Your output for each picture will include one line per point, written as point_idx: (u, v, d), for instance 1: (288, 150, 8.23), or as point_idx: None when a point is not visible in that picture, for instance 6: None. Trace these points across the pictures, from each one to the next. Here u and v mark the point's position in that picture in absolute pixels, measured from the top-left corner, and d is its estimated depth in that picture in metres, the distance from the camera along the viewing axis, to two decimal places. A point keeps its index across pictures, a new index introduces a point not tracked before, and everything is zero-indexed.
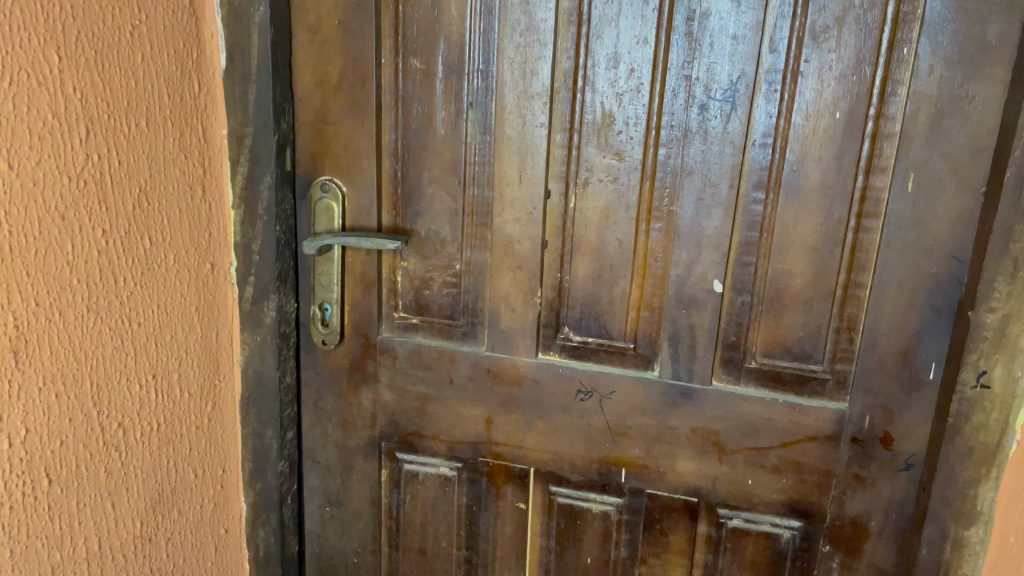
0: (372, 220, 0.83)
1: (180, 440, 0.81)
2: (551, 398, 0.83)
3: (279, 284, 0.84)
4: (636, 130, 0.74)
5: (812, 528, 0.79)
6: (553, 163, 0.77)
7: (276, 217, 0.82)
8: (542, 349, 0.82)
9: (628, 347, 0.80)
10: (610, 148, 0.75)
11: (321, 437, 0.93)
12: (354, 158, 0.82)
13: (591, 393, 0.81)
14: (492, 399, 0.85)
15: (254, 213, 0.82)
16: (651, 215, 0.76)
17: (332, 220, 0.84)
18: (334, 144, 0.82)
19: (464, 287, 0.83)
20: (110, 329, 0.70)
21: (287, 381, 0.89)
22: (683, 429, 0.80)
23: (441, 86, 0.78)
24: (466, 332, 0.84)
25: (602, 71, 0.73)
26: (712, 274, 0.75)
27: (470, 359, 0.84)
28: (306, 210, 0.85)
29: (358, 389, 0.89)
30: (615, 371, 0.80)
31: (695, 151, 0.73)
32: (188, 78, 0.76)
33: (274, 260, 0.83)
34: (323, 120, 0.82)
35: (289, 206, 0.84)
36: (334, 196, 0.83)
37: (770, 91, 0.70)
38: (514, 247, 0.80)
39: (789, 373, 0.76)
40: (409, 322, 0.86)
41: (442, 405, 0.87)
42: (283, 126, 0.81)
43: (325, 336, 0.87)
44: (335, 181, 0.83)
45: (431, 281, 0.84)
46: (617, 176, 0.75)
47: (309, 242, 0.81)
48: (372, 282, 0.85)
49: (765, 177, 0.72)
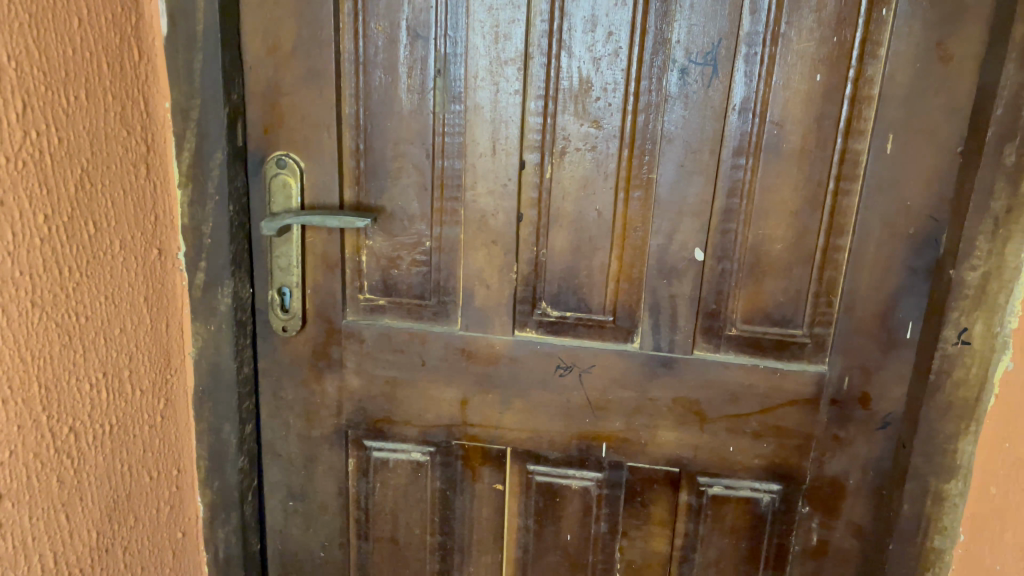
0: (333, 197, 0.78)
1: (134, 441, 0.75)
2: (528, 376, 0.81)
3: (234, 269, 0.79)
4: (615, 97, 0.72)
5: (792, 490, 0.80)
6: (528, 133, 0.74)
7: (229, 197, 0.76)
8: (519, 326, 0.80)
9: (607, 320, 0.78)
10: (588, 115, 0.72)
11: (281, 429, 0.87)
12: (311, 131, 0.77)
13: (571, 367, 0.79)
14: (466, 380, 0.82)
15: (205, 193, 0.76)
16: (630, 183, 0.74)
17: (291, 198, 0.78)
18: (289, 116, 0.76)
19: (435, 265, 0.80)
20: (56, 325, 0.63)
21: (245, 372, 0.83)
22: (665, 400, 0.79)
23: (406, 53, 0.74)
24: (437, 312, 0.81)
25: (578, 35, 0.70)
26: (693, 243, 0.74)
27: (443, 339, 0.81)
28: (261, 188, 0.79)
29: (321, 377, 0.85)
30: (594, 345, 0.79)
31: (675, 116, 0.71)
32: (128, 45, 0.69)
33: (228, 243, 0.78)
34: (276, 89, 0.76)
35: (242, 185, 0.78)
36: (291, 172, 0.77)
37: (748, 56, 0.69)
38: (487, 221, 0.77)
39: (768, 339, 0.76)
40: (375, 304, 0.82)
41: (413, 389, 0.83)
42: (233, 98, 0.75)
43: (286, 323, 0.82)
44: (291, 156, 0.77)
45: (399, 260, 0.80)
46: (595, 144, 0.73)
47: (269, 222, 0.76)
48: (335, 263, 0.80)
49: (746, 142, 0.71)
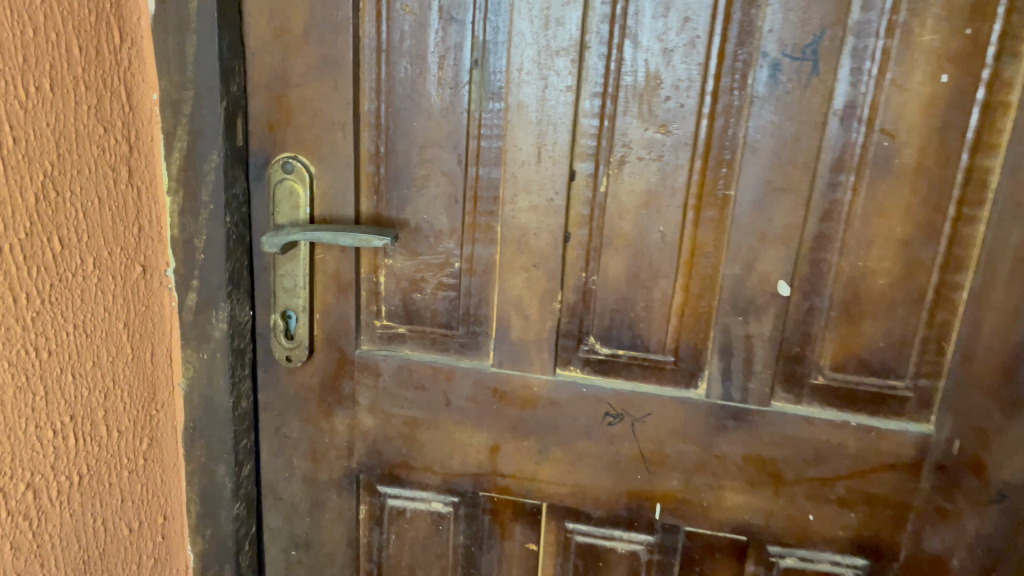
0: (347, 208, 0.67)
1: (109, 490, 0.64)
2: (571, 423, 0.68)
3: (230, 289, 0.67)
4: (688, 97, 0.59)
5: (880, 566, 0.67)
6: (580, 138, 0.62)
7: (225, 206, 0.65)
8: (561, 365, 0.68)
9: (666, 360, 0.66)
10: (654, 118, 0.60)
11: (284, 469, 0.76)
12: (323, 130, 0.65)
13: (622, 415, 0.67)
14: (498, 424, 0.70)
15: (198, 200, 0.65)
16: (701, 201, 0.61)
17: (299, 207, 0.67)
18: (298, 111, 0.65)
19: (465, 290, 0.68)
20: (10, 364, 0.52)
21: (242, 406, 0.72)
22: (734, 457, 0.66)
23: (438, 39, 0.61)
24: (466, 343, 0.69)
25: (647, 20, 0.58)
26: (777, 274, 0.61)
27: (472, 376, 0.69)
28: (264, 195, 0.67)
29: (330, 413, 0.73)
30: (650, 390, 0.67)
31: (762, 122, 0.58)
32: (106, 25, 0.58)
33: (224, 259, 0.66)
34: (283, 80, 0.64)
35: (241, 191, 0.66)
36: (300, 178, 0.66)
37: (856, 51, 0.56)
38: (528, 240, 0.65)
39: (862, 390, 0.63)
40: (395, 332, 0.71)
41: (436, 432, 0.72)
42: (233, 90, 0.63)
43: (290, 351, 0.71)
44: (300, 159, 0.66)
45: (423, 282, 0.68)
46: (661, 153, 0.61)
47: (271, 236, 0.64)
48: (348, 285, 0.69)
49: (847, 156, 0.58)
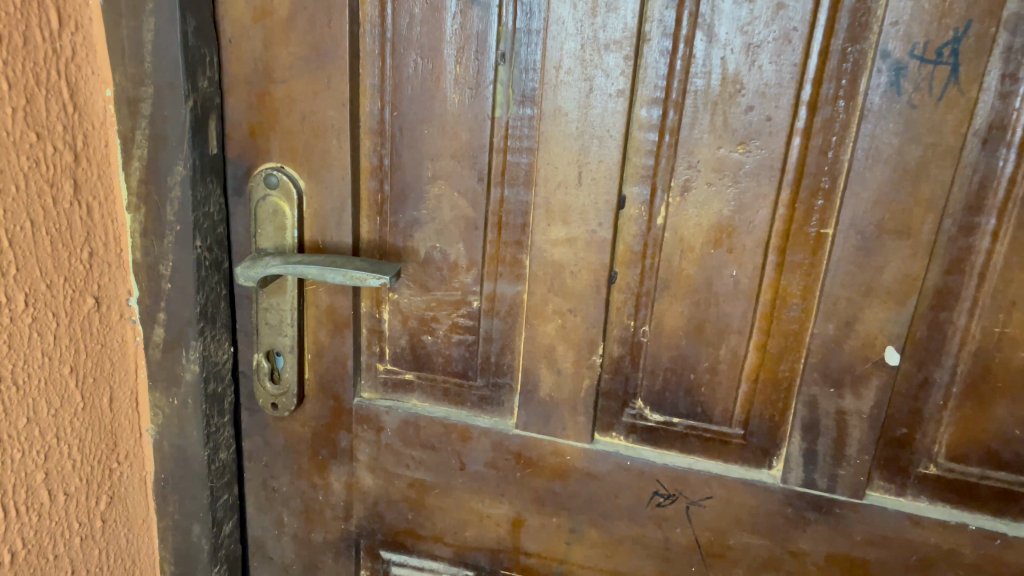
0: (343, 231, 0.54)
1: (54, 564, 0.54)
2: (612, 501, 0.56)
3: (203, 325, 0.56)
4: (777, 107, 0.45)
5: None
6: (633, 155, 0.48)
7: (195, 228, 0.53)
8: (601, 430, 0.55)
9: (733, 433, 0.53)
10: (730, 134, 0.46)
11: (274, 527, 0.65)
12: (314, 137, 0.52)
13: (675, 496, 0.54)
14: (523, 495, 0.58)
15: (162, 219, 0.53)
16: (787, 241, 0.48)
17: (285, 229, 0.55)
18: (284, 113, 0.53)
19: (485, 335, 0.55)
20: None
21: (221, 458, 0.61)
22: (814, 556, 0.53)
23: (455, 26, 0.48)
24: (485, 398, 0.57)
25: (727, 5, 0.44)
26: (883, 338, 0.48)
27: (492, 438, 0.57)
28: (245, 213, 0.56)
29: (325, 468, 0.62)
30: (712, 467, 0.54)
31: (875, 143, 0.44)
32: (42, 5, 0.46)
33: (194, 290, 0.55)
34: (266, 73, 0.52)
35: (217, 208, 0.55)
36: (285, 194, 0.54)
37: (1012, 51, 0.41)
38: (564, 279, 0.51)
39: (987, 487, 0.49)
40: (401, 379, 0.59)
41: (448, 499, 0.60)
42: (203, 85, 0.51)
43: (277, 397, 0.59)
44: (285, 171, 0.54)
45: (434, 323, 0.56)
46: (737, 178, 0.47)
47: (246, 266, 0.52)
48: (345, 322, 0.57)
49: (987, 191, 0.43)
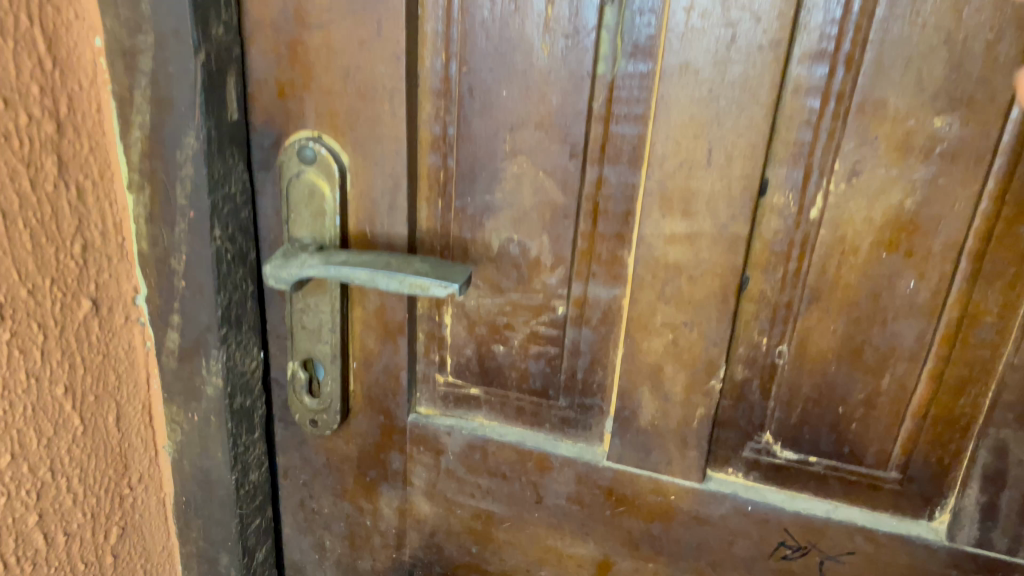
0: (396, 218, 0.43)
1: None
2: (724, 549, 0.46)
3: (226, 331, 0.46)
4: (998, 65, 0.32)
5: None
6: (783, 129, 0.36)
7: (213, 214, 0.42)
8: (714, 466, 0.45)
9: (887, 478, 0.42)
10: (926, 102, 0.34)
11: (314, 550, 0.56)
12: (359, 99, 0.41)
13: (805, 549, 0.44)
14: (613, 536, 0.48)
15: (172, 203, 0.42)
16: (991, 245, 0.35)
17: (325, 214, 0.44)
18: (321, 68, 0.41)
19: (571, 347, 0.45)
20: None
21: (252, 480, 0.52)
22: None
23: None
24: (568, 421, 0.46)
25: None
26: None
27: (577, 470, 0.46)
28: (274, 193, 0.45)
29: (373, 491, 0.52)
30: (855, 516, 0.43)
31: None
32: None
33: (214, 291, 0.44)
34: (297, 16, 0.40)
35: (239, 188, 0.44)
36: (325, 172, 0.43)
37: None
38: (680, 285, 0.40)
39: None
40: (465, 394, 0.48)
41: (521, 534, 0.50)
42: (218, 33, 0.39)
43: (316, 413, 0.49)
44: (325, 142, 0.43)
45: (509, 331, 0.45)
46: (929, 162, 0.35)
47: (278, 263, 0.41)
48: (398, 328, 0.46)
49: None
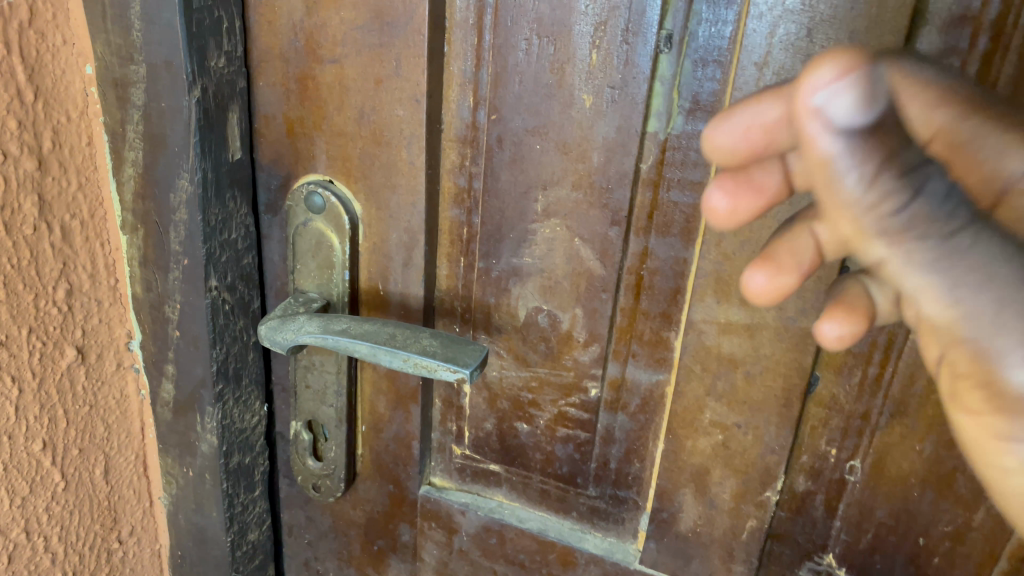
0: (412, 278, 0.38)
1: None
2: None
3: (222, 387, 0.41)
4: None
5: None
6: None
7: (209, 263, 0.38)
8: None
9: None
10: None
11: None
12: (374, 143, 0.36)
13: None
14: None
15: (166, 248, 0.38)
16: None
17: (333, 267, 0.39)
18: (332, 106, 0.36)
19: (605, 434, 0.39)
20: None
21: (250, 539, 0.47)
22: None
23: None
24: (597, 512, 0.41)
25: None
26: None
27: (605, 569, 0.41)
28: (282, 238, 0.40)
29: (381, 561, 0.48)
30: None
31: None
32: None
33: (209, 345, 0.40)
34: (308, 48, 0.35)
35: (242, 233, 0.39)
36: (333, 221, 0.38)
37: None
38: (735, 381, 0.34)
39: None
40: (483, 470, 0.43)
41: None
42: (218, 65, 0.35)
43: (319, 478, 0.45)
44: (334, 188, 0.37)
45: (534, 410, 0.40)
46: None
47: (274, 325, 0.37)
48: (411, 395, 0.41)
49: None
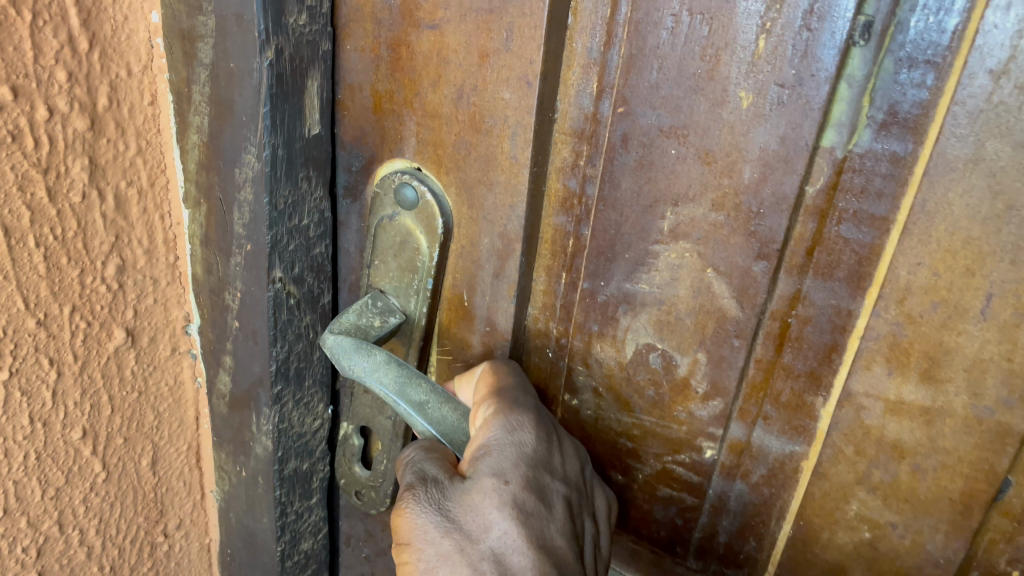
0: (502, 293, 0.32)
1: None
2: None
3: (281, 388, 0.36)
4: None
5: None
6: None
7: (274, 252, 0.33)
8: None
9: None
10: None
11: None
12: (471, 129, 0.30)
13: None
14: None
15: (229, 230, 0.33)
16: None
17: (415, 271, 0.33)
18: (427, 80, 0.30)
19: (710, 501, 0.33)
20: None
21: (303, 548, 0.43)
22: None
23: None
24: None
25: None
26: None
27: None
28: (360, 227, 0.35)
29: None
30: None
31: None
32: None
33: (270, 342, 0.35)
34: (405, 8, 0.29)
35: (315, 220, 0.34)
36: (422, 220, 0.32)
37: None
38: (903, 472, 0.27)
39: None
40: None
41: None
42: (299, 22, 0.29)
43: (365, 487, 0.41)
44: (428, 181, 0.32)
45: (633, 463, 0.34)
46: None
47: (348, 345, 0.32)
48: None
49: None
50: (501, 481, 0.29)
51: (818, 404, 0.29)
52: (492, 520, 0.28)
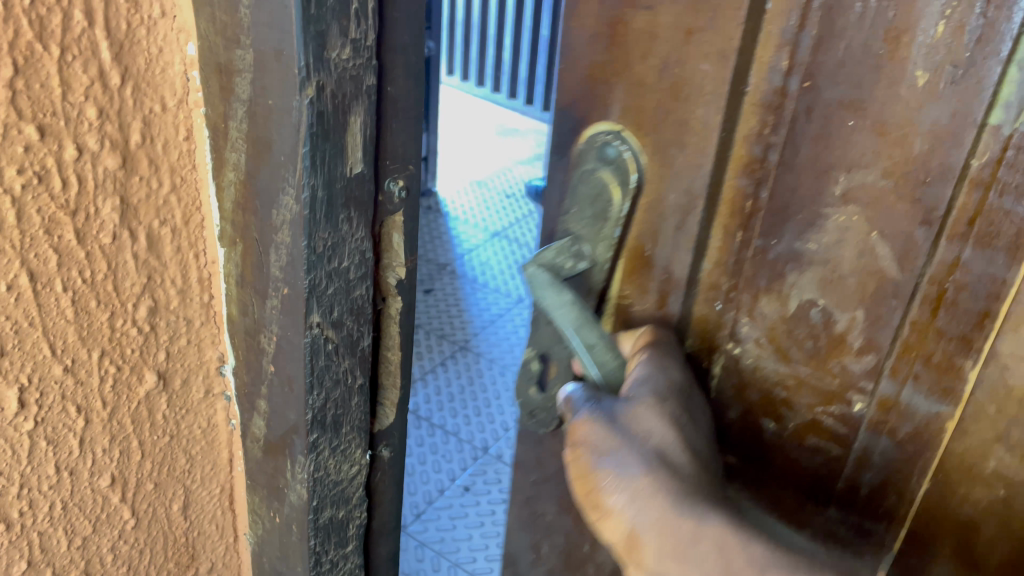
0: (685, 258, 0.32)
1: None
2: None
3: (318, 437, 0.35)
4: None
5: None
6: None
7: (311, 298, 0.31)
8: None
9: None
10: None
11: None
12: (669, 107, 0.30)
13: None
14: None
15: (265, 271, 0.31)
16: None
17: (607, 219, 0.33)
18: (638, 52, 0.30)
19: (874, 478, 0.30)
20: None
21: None
22: None
23: None
24: None
25: None
26: None
27: None
28: (561, 182, 0.35)
29: None
30: None
31: None
32: None
33: (306, 389, 0.33)
34: None
35: (355, 263, 0.32)
36: (619, 169, 0.32)
37: None
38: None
39: None
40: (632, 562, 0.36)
41: None
42: (343, 57, 0.27)
43: (538, 407, 0.39)
44: (622, 136, 0.32)
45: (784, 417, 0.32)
46: None
47: (544, 280, 0.33)
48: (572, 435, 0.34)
49: None
50: (657, 398, 0.30)
51: (968, 372, 0.27)
52: (653, 428, 0.29)
